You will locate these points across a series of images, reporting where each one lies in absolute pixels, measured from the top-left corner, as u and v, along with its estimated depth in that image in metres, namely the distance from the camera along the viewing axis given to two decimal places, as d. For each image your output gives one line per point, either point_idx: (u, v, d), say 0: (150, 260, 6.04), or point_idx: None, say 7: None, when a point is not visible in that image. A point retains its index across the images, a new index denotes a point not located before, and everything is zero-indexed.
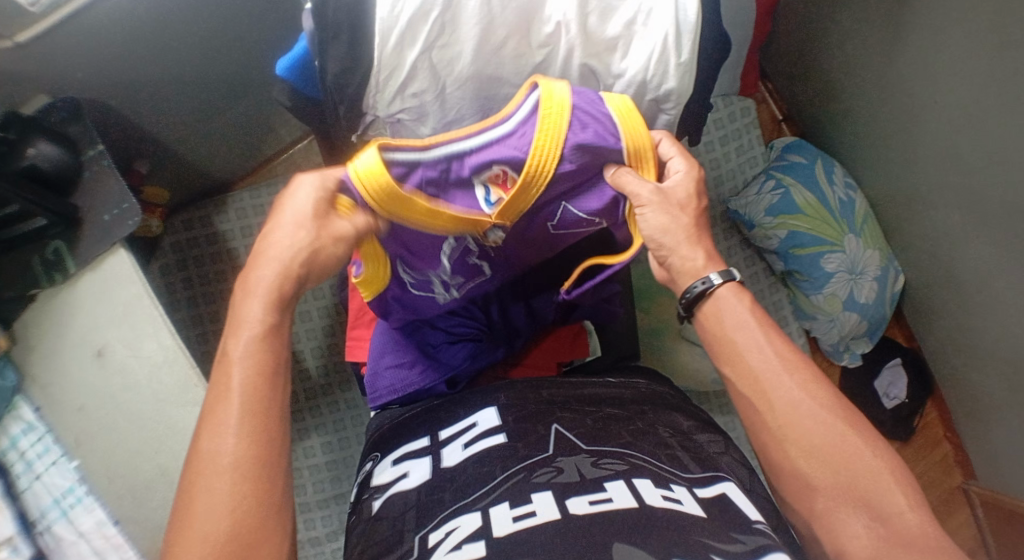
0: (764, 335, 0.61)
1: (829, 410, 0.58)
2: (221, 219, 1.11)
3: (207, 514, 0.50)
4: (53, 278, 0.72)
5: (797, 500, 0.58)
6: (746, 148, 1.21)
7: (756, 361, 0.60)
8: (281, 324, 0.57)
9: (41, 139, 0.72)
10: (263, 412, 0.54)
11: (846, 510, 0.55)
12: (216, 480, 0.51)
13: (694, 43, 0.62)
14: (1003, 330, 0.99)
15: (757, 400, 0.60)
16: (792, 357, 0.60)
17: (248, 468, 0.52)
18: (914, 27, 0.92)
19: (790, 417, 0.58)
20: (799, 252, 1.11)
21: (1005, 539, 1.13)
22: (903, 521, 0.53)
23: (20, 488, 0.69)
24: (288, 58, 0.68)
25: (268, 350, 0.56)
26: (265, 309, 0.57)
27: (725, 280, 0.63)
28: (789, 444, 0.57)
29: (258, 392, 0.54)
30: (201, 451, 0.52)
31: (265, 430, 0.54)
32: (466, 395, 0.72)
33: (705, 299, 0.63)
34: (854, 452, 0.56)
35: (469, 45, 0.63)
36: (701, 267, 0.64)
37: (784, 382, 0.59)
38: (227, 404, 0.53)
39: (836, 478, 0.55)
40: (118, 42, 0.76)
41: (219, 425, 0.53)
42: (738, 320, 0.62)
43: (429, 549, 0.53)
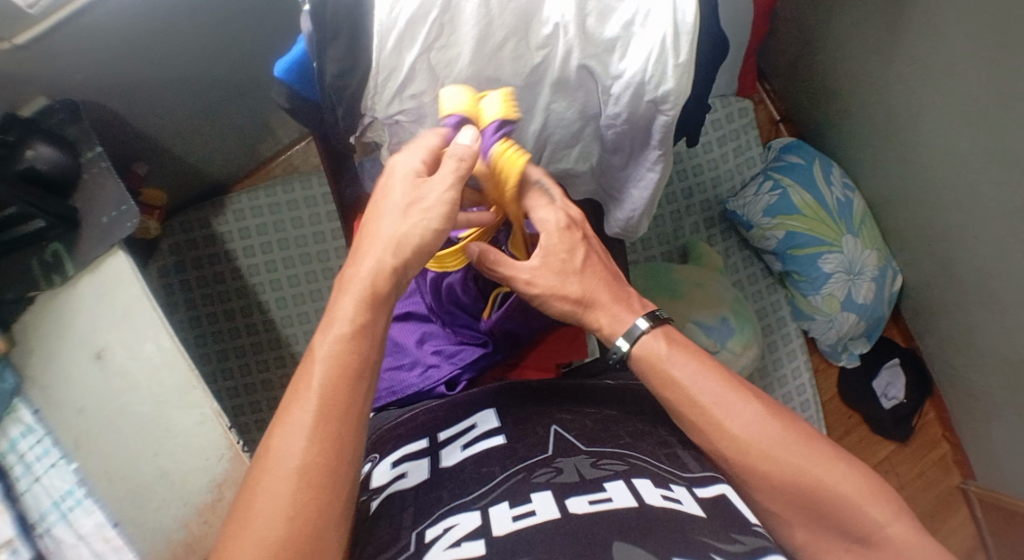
0: (699, 379, 0.60)
1: (785, 445, 0.57)
2: (219, 220, 1.11)
3: (266, 515, 0.47)
4: (53, 280, 0.72)
5: (777, 526, 0.58)
6: (744, 149, 1.21)
7: (690, 409, 0.59)
8: (371, 324, 0.55)
9: (40, 142, 0.72)
10: (338, 419, 0.51)
11: (827, 535, 0.56)
12: (279, 482, 0.48)
13: (691, 44, 0.62)
14: (1001, 330, 1.00)
15: (708, 449, 0.59)
16: (734, 397, 0.59)
17: (315, 474, 0.49)
18: (912, 27, 0.92)
19: (748, 463, 0.57)
20: (797, 252, 1.11)
21: (1005, 539, 1.13)
22: (881, 538, 0.53)
23: (20, 490, 0.69)
24: (286, 60, 0.69)
25: (354, 350, 0.53)
26: (356, 308, 0.54)
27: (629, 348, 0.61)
28: (757, 485, 0.57)
29: (337, 395, 0.51)
30: (273, 449, 0.50)
31: (339, 437, 0.51)
32: (466, 395, 0.70)
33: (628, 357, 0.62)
34: (818, 483, 0.55)
35: (468, 46, 0.63)
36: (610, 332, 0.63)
37: (729, 428, 0.58)
38: (304, 401, 0.51)
39: (810, 506, 0.56)
40: (116, 43, 0.76)
41: (292, 425, 0.50)
42: (667, 372, 0.60)
43: (425, 545, 0.52)
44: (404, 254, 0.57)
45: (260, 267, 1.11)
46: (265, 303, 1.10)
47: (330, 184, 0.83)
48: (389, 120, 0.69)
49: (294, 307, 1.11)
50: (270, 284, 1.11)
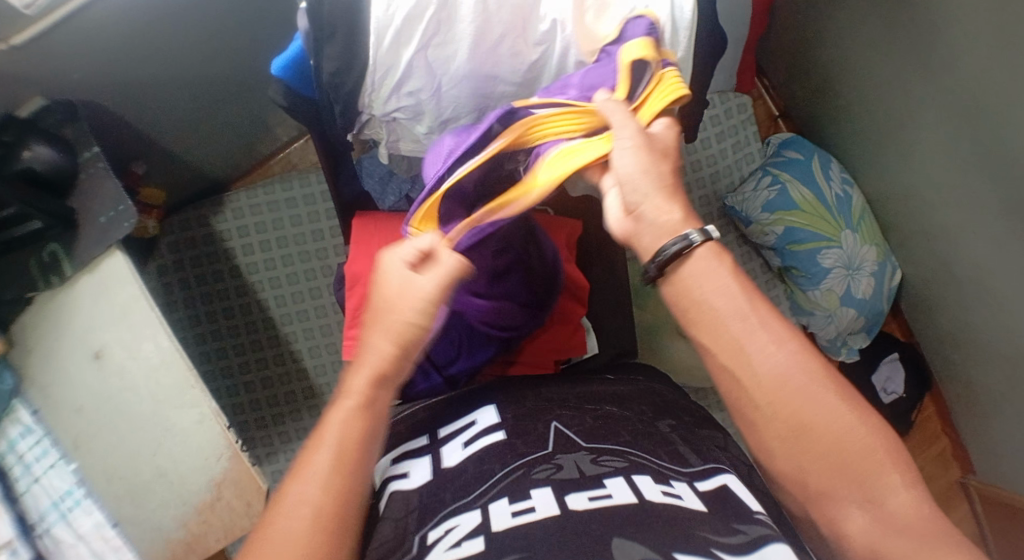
0: (749, 301, 0.56)
1: (818, 384, 0.53)
2: (219, 219, 1.10)
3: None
4: (50, 281, 0.72)
5: (791, 483, 0.54)
6: (742, 145, 1.19)
7: (737, 327, 0.55)
8: (378, 402, 0.57)
9: (37, 142, 0.71)
10: (344, 488, 0.53)
11: (843, 497, 0.51)
12: (291, 534, 0.50)
13: (689, 39, 0.64)
14: (999, 323, 1.00)
15: (742, 374, 0.55)
16: (778, 326, 0.56)
17: (312, 538, 0.50)
18: (910, 23, 0.91)
19: (778, 395, 0.53)
20: (796, 248, 1.11)
21: (1004, 533, 1.13)
22: (896, 503, 0.50)
23: (20, 491, 0.69)
24: (282, 59, 0.68)
25: (366, 423, 0.56)
26: (367, 385, 0.57)
27: (704, 238, 0.57)
28: (780, 425, 0.53)
29: (353, 467, 0.54)
30: (278, 509, 0.52)
31: (345, 501, 0.52)
32: (467, 395, 0.72)
33: (682, 261, 0.57)
34: (846, 430, 0.52)
35: (465, 43, 0.63)
36: (679, 225, 0.58)
37: (768, 353, 0.54)
38: (319, 459, 0.53)
39: (829, 460, 0.52)
40: (114, 45, 0.76)
41: (301, 491, 0.52)
42: (718, 286, 0.57)
43: (428, 547, 0.53)
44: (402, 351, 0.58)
45: (259, 265, 1.10)
46: (264, 301, 1.10)
47: (325, 172, 0.82)
48: (386, 118, 0.69)
49: (293, 305, 1.10)
50: (270, 282, 1.10)
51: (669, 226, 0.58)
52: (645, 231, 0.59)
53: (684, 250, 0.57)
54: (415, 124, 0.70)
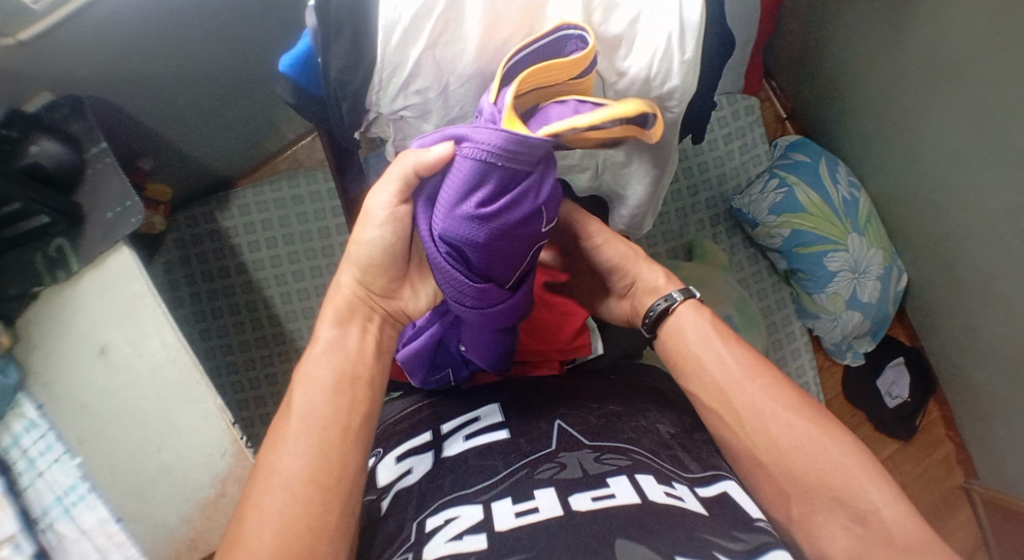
0: (724, 344, 0.63)
1: (793, 412, 0.59)
2: (225, 215, 1.10)
3: (262, 527, 0.51)
4: (57, 275, 0.72)
5: (776, 506, 0.58)
6: (750, 146, 1.20)
7: (717, 371, 0.62)
8: (344, 343, 0.60)
9: (45, 138, 0.72)
10: (332, 431, 0.56)
11: (827, 511, 0.55)
12: (267, 497, 0.52)
13: (698, 41, 0.62)
14: (1004, 329, 1.00)
15: (722, 409, 0.61)
16: (752, 363, 0.62)
17: (308, 486, 0.53)
18: (918, 28, 0.91)
19: (758, 422, 0.59)
20: (803, 251, 1.10)
21: (1006, 539, 1.13)
22: (878, 518, 0.54)
23: (22, 485, 0.69)
24: (290, 56, 0.68)
25: (333, 365, 0.59)
26: (334, 330, 0.61)
27: (685, 296, 0.68)
28: (759, 451, 0.58)
29: (337, 412, 0.57)
30: (265, 467, 0.54)
31: (332, 444, 0.55)
32: (470, 395, 0.72)
33: (667, 316, 0.67)
34: (825, 451, 0.57)
35: (473, 42, 0.63)
36: (663, 287, 0.71)
37: (746, 388, 0.60)
38: (290, 419, 0.56)
39: (810, 481, 0.56)
40: (123, 41, 0.76)
41: (287, 443, 0.54)
42: (699, 334, 0.64)
43: (426, 534, 0.53)
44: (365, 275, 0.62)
45: (265, 262, 1.10)
46: (269, 298, 1.10)
47: (334, 178, 0.83)
48: (393, 116, 0.69)
49: (298, 302, 1.10)
50: (275, 279, 1.10)
51: (655, 289, 0.71)
52: (637, 298, 0.72)
53: (669, 306, 0.67)
54: (422, 123, 0.70)
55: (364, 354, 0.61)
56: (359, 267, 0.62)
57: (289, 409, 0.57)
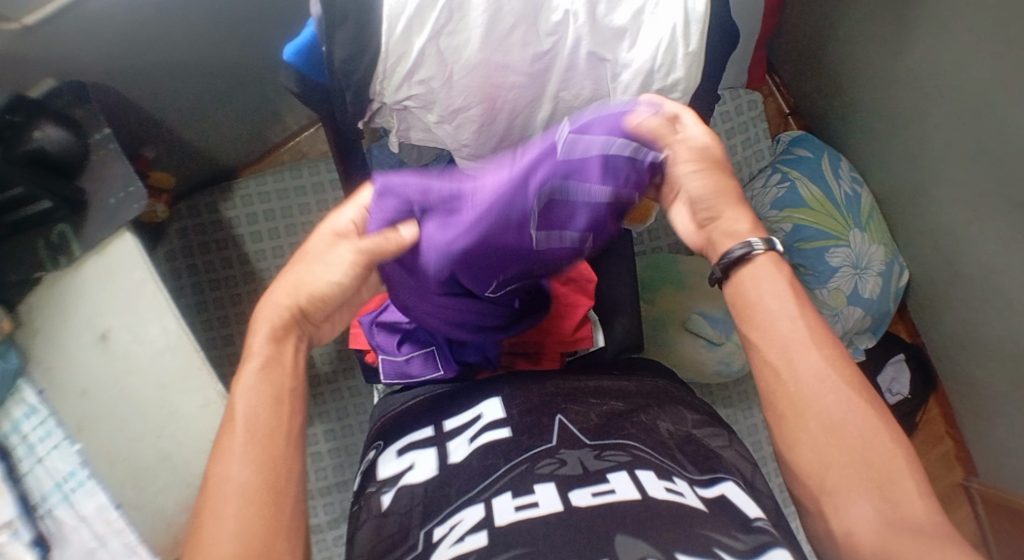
0: (799, 306, 0.62)
1: (850, 390, 0.59)
2: (227, 206, 1.09)
3: (219, 530, 0.51)
4: (57, 262, 0.72)
5: (808, 476, 0.58)
6: (753, 141, 1.18)
7: (785, 327, 0.61)
8: (281, 356, 0.61)
9: (47, 123, 0.71)
10: (274, 440, 0.56)
11: (859, 489, 0.55)
12: (222, 507, 0.53)
13: (701, 34, 0.64)
14: (1005, 326, 1.00)
15: (783, 368, 0.61)
16: (820, 331, 0.62)
17: (259, 491, 0.53)
18: (922, 23, 0.91)
19: (814, 389, 0.59)
20: (804, 246, 1.09)
21: (1005, 536, 1.13)
22: (910, 505, 0.54)
23: (22, 472, 0.69)
24: (296, 43, 0.68)
25: (268, 381, 0.59)
26: (269, 345, 0.61)
27: (767, 248, 0.63)
28: (808, 416, 0.59)
29: (279, 422, 0.57)
30: (214, 478, 0.54)
31: (277, 453, 0.56)
32: (473, 387, 0.72)
33: (744, 264, 0.64)
34: (870, 433, 0.57)
35: (477, 32, 0.63)
36: (744, 232, 0.64)
37: (808, 351, 0.60)
38: (233, 431, 0.56)
39: (849, 456, 0.56)
40: (128, 26, 0.76)
41: (233, 453, 0.55)
42: (773, 288, 0.63)
43: (433, 546, 0.54)
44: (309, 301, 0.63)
45: (267, 253, 1.10)
46: None
47: (336, 164, 0.83)
48: (397, 106, 0.69)
49: None
50: (276, 270, 1.10)
51: (734, 233, 0.64)
52: (715, 237, 0.65)
53: (745, 254, 0.63)
54: (425, 113, 0.70)
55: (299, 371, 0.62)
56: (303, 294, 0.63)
57: (231, 420, 0.57)
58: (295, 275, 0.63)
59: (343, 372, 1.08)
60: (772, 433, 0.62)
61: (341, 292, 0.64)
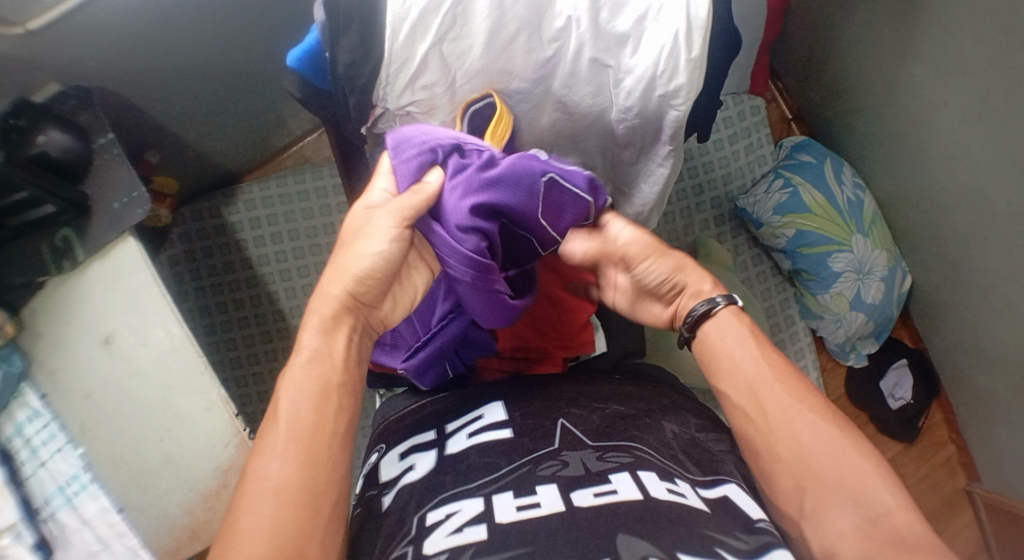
0: (758, 344, 0.64)
1: (817, 413, 0.60)
2: (231, 210, 1.10)
3: (251, 529, 0.51)
4: (62, 266, 0.72)
5: (788, 501, 0.58)
6: (755, 147, 1.19)
7: (749, 369, 0.62)
8: (330, 348, 0.60)
9: (52, 128, 0.72)
10: (317, 438, 0.56)
11: (841, 506, 0.55)
12: (258, 503, 0.52)
13: (704, 40, 0.63)
14: (1007, 331, 0.99)
15: (749, 405, 0.61)
16: (781, 365, 0.63)
17: (296, 491, 0.53)
18: (925, 28, 0.91)
19: (784, 419, 0.60)
20: (806, 251, 1.10)
21: (1008, 542, 1.13)
22: (888, 520, 0.54)
23: (25, 474, 0.69)
24: (299, 49, 0.68)
25: (317, 375, 0.59)
26: (319, 338, 0.61)
27: (728, 302, 0.65)
28: (783, 444, 0.59)
29: (325, 420, 0.57)
30: (251, 474, 0.54)
31: (318, 452, 0.55)
32: (474, 392, 0.72)
33: (709, 320, 0.65)
34: (844, 453, 0.57)
35: (480, 38, 0.63)
36: (705, 292, 0.67)
37: (773, 387, 0.61)
38: (274, 429, 0.56)
39: (827, 477, 0.57)
40: (132, 32, 0.76)
41: (274, 450, 0.55)
42: (737, 335, 0.64)
43: (427, 529, 0.54)
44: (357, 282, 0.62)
45: (270, 257, 1.10)
46: (274, 293, 1.10)
47: (339, 166, 0.82)
48: (400, 111, 0.69)
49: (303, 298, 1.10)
50: (279, 274, 1.10)
51: (698, 292, 0.67)
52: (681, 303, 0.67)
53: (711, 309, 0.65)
54: (429, 119, 0.70)
55: (350, 361, 0.61)
56: (351, 277, 0.62)
57: (275, 415, 0.57)
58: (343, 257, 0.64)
59: None
60: (750, 465, 0.62)
61: (389, 262, 0.63)
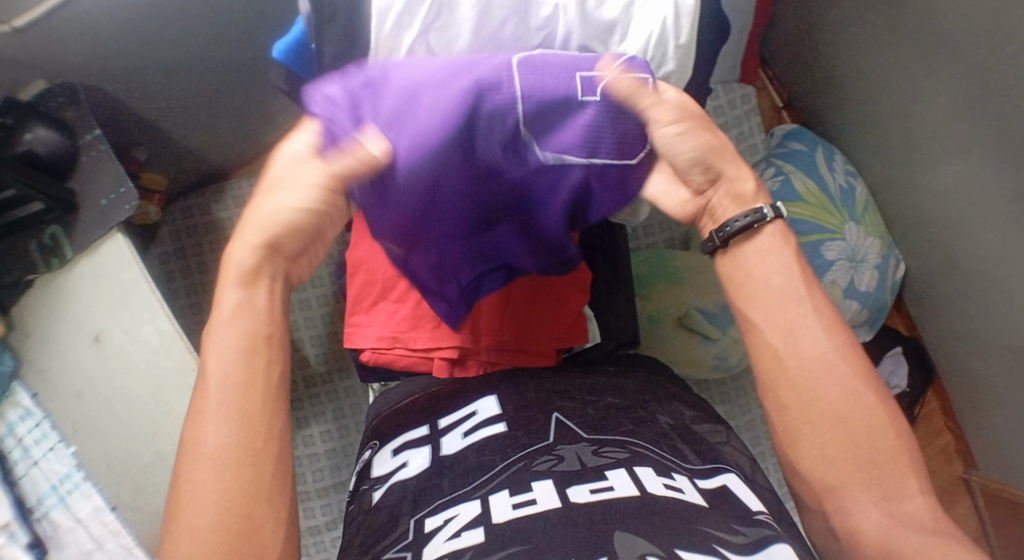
0: (807, 288, 0.63)
1: (859, 384, 0.60)
2: (219, 207, 1.11)
3: (195, 494, 0.51)
4: (51, 263, 0.72)
5: (811, 473, 0.59)
6: (746, 135, 1.20)
7: (793, 310, 0.62)
8: (253, 300, 0.58)
9: (39, 125, 0.71)
10: (252, 395, 0.55)
11: (863, 489, 0.57)
12: (202, 470, 0.52)
13: (692, 25, 0.62)
14: (1002, 317, 0.99)
15: (788, 354, 0.61)
16: (830, 319, 0.62)
17: (236, 454, 0.53)
18: (915, 14, 0.91)
19: (820, 381, 0.60)
20: (799, 238, 1.09)
21: (1005, 528, 1.13)
22: (912, 504, 0.56)
23: (18, 475, 0.70)
24: (284, 42, 0.67)
25: (243, 328, 0.56)
26: (240, 291, 0.57)
27: (774, 215, 0.64)
28: (815, 413, 0.59)
29: (255, 376, 0.55)
30: (192, 438, 0.54)
31: (254, 412, 0.54)
32: (468, 386, 0.72)
33: (750, 233, 0.64)
34: (877, 431, 0.58)
35: (468, 27, 0.61)
36: (748, 197, 0.65)
37: (818, 341, 0.61)
38: (209, 388, 0.55)
39: (855, 454, 0.58)
40: (116, 29, 0.76)
41: (209, 413, 0.54)
42: (783, 264, 0.63)
43: (427, 536, 0.53)
44: (279, 236, 0.58)
45: None
46: None
47: None
48: None
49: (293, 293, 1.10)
50: None
51: (738, 197, 0.65)
52: (715, 200, 0.66)
53: (754, 222, 0.64)
54: None
55: (274, 313, 0.58)
56: (279, 228, 0.58)
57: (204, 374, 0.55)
58: (260, 208, 0.58)
59: (337, 370, 1.08)
60: (772, 417, 0.62)
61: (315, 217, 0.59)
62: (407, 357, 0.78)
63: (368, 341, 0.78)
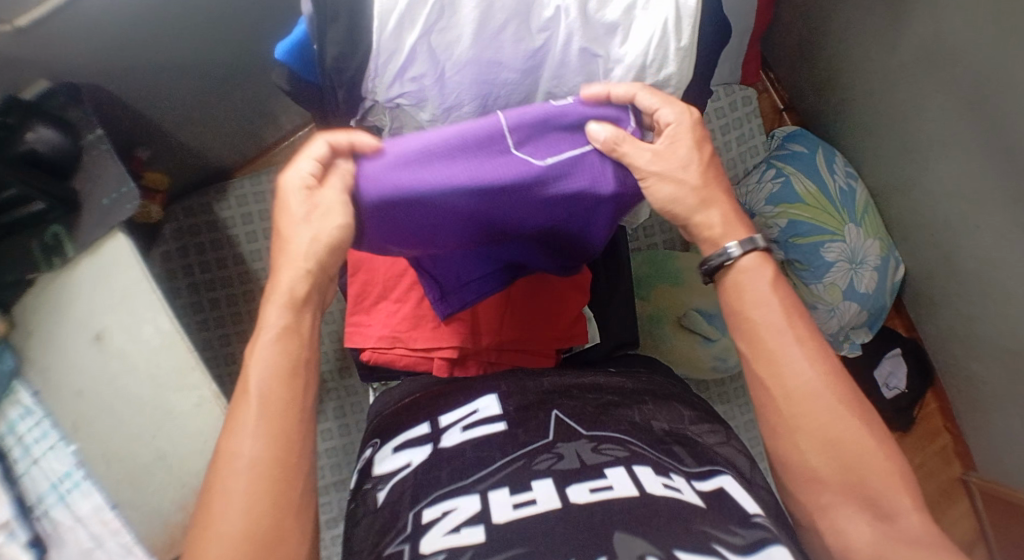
0: (788, 319, 0.63)
1: (846, 407, 0.60)
2: (221, 206, 1.10)
3: (227, 507, 0.53)
4: (52, 262, 0.72)
5: (805, 492, 0.60)
6: (747, 137, 1.19)
7: (773, 339, 0.63)
8: (297, 323, 0.59)
9: (41, 124, 0.71)
10: (289, 413, 0.57)
11: (854, 506, 0.58)
12: (235, 481, 0.54)
13: (694, 27, 0.62)
14: (1002, 320, 1.00)
15: (773, 383, 0.62)
16: (812, 345, 0.63)
17: (271, 468, 0.54)
18: (917, 17, 0.91)
19: (807, 405, 0.60)
20: (799, 240, 1.09)
21: (1004, 530, 1.13)
22: (907, 521, 0.56)
23: (19, 473, 0.69)
24: (287, 41, 0.68)
25: (288, 351, 0.58)
26: (285, 314, 0.59)
27: (751, 250, 0.65)
28: (804, 434, 0.60)
29: (292, 396, 0.57)
30: (226, 450, 0.55)
31: (286, 429, 0.56)
32: (470, 384, 0.72)
33: (728, 270, 0.65)
34: (869, 449, 0.59)
35: (469, 28, 0.62)
36: (720, 237, 0.65)
37: (800, 369, 0.61)
38: (246, 404, 0.56)
39: (846, 473, 0.59)
40: (119, 28, 0.76)
41: (245, 428, 0.55)
42: (761, 295, 0.64)
43: (424, 526, 0.53)
44: (316, 259, 0.59)
45: (261, 252, 1.10)
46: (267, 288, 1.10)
47: None
48: (390, 104, 0.68)
49: None
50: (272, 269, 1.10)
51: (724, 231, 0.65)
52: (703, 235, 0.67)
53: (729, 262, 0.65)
54: (418, 112, 0.68)
55: (314, 337, 0.61)
56: (314, 250, 0.58)
57: (244, 391, 0.57)
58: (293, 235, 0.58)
59: (337, 370, 1.08)
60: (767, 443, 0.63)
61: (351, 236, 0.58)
62: (408, 357, 0.79)
63: (368, 342, 0.78)
